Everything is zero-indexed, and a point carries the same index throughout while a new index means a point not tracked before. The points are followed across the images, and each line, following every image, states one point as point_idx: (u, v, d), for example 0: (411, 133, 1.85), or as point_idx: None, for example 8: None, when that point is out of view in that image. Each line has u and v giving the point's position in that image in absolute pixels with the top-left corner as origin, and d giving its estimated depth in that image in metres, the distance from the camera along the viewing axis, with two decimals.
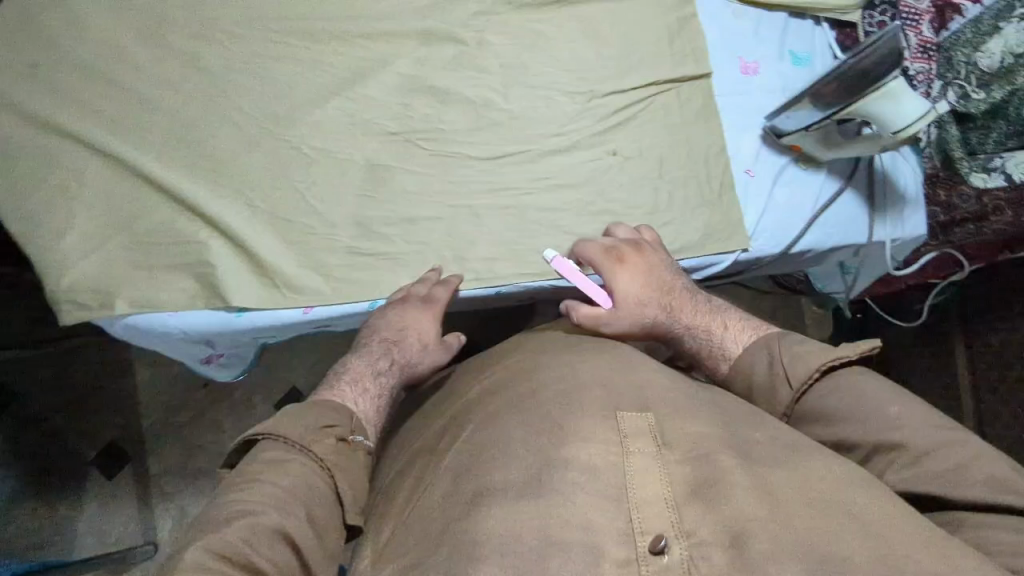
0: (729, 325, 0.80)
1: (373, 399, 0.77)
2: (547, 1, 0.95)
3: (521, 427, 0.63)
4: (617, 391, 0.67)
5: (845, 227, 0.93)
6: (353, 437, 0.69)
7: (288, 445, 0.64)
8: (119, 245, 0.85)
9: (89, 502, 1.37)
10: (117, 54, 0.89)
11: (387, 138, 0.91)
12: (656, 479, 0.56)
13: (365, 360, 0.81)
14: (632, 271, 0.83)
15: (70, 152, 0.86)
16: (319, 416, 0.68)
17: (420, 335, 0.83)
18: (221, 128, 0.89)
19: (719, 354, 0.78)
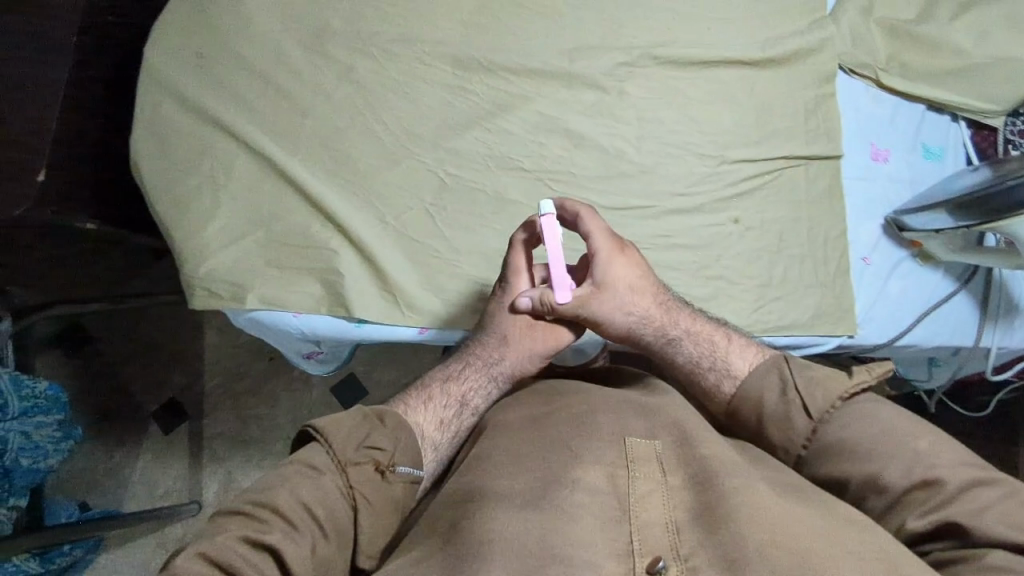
0: (730, 340, 0.77)
1: (439, 410, 0.74)
2: (691, 60, 0.96)
3: (533, 441, 0.66)
4: (623, 411, 0.69)
5: (954, 329, 0.95)
6: (398, 467, 0.65)
7: (331, 458, 0.63)
8: (256, 241, 0.89)
9: (145, 453, 1.42)
10: (278, 57, 0.93)
11: (519, 174, 0.94)
12: (656, 505, 0.57)
13: (437, 376, 0.78)
14: (627, 270, 0.77)
15: (223, 145, 0.90)
16: (369, 430, 0.66)
17: (499, 327, 0.80)
18: (364, 141, 0.92)
19: (723, 370, 0.74)
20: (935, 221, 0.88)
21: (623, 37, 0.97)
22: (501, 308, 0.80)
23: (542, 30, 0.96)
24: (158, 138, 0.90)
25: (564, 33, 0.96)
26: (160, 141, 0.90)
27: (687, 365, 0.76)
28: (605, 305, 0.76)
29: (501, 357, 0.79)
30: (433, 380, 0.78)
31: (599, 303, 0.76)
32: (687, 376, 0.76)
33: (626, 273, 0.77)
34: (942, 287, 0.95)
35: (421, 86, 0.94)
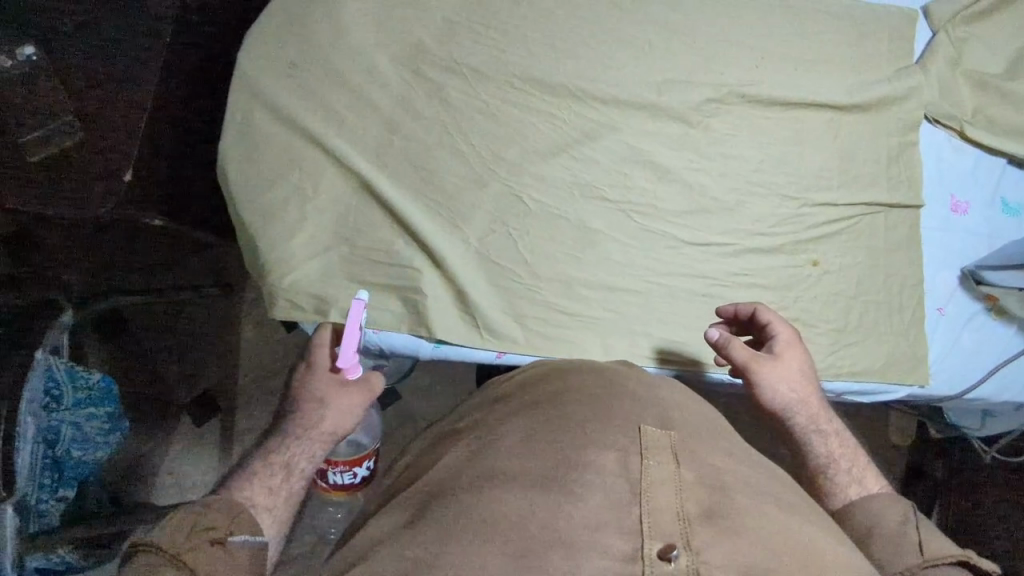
0: (859, 455, 0.82)
1: (267, 481, 0.68)
2: (778, 100, 0.97)
3: (546, 422, 0.65)
4: (643, 406, 0.68)
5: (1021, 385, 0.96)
6: (229, 539, 0.61)
7: (159, 553, 0.57)
8: (340, 255, 0.90)
9: (177, 440, 1.37)
10: (370, 72, 0.93)
11: (602, 204, 0.94)
12: (668, 491, 0.55)
13: (260, 454, 0.71)
14: (796, 360, 0.84)
15: (311, 157, 0.90)
16: (193, 519, 0.60)
17: (311, 392, 0.74)
18: (451, 161, 0.92)
19: (853, 480, 0.79)
20: (1009, 279, 0.91)
21: (711, 73, 0.97)
22: (309, 376, 0.75)
23: (632, 60, 0.96)
24: (247, 145, 0.90)
25: (654, 64, 0.97)
26: (249, 148, 0.90)
27: (819, 461, 0.81)
28: (774, 375, 0.81)
29: (318, 422, 0.73)
30: (261, 448, 0.72)
31: (770, 370, 0.81)
32: (816, 468, 0.81)
33: (800, 360, 0.83)
34: (1014, 344, 0.96)
35: (509, 111, 0.94)
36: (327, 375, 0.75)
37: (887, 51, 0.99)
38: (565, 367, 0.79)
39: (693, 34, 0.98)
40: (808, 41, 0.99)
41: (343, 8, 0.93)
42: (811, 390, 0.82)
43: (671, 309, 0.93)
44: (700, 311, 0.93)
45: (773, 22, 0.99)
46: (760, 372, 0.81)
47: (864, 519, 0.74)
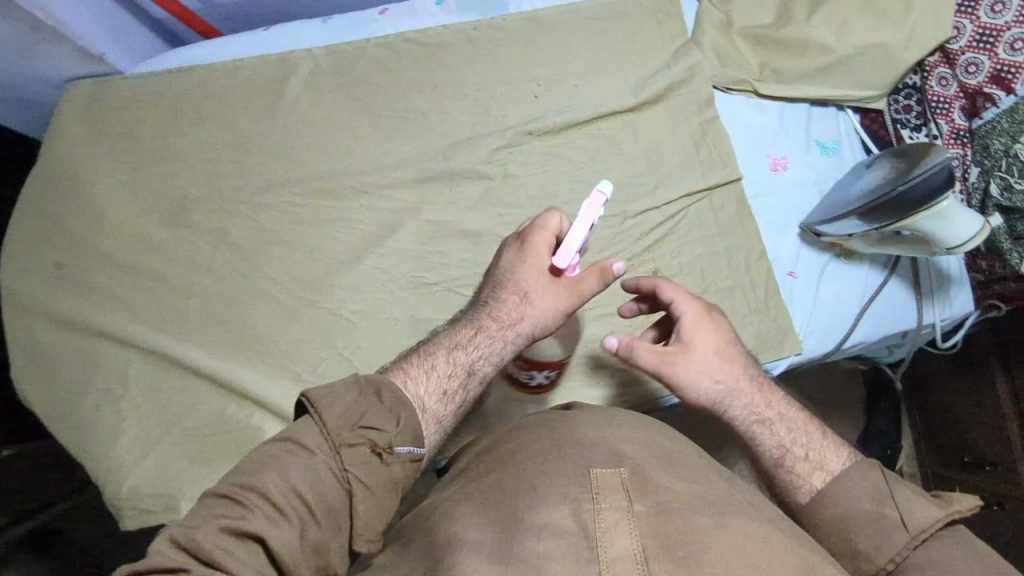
0: (821, 440, 0.71)
1: (440, 381, 0.67)
2: (567, 123, 0.93)
3: (502, 479, 0.64)
4: (589, 443, 0.66)
5: (895, 316, 0.93)
6: (393, 448, 0.59)
7: (321, 433, 0.57)
8: (173, 442, 0.84)
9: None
10: (143, 244, 0.87)
11: (426, 290, 0.89)
12: (625, 531, 0.56)
13: (449, 335, 0.71)
14: (714, 337, 0.73)
15: (109, 352, 0.85)
16: (364, 408, 0.59)
17: (521, 288, 0.72)
18: (261, 304, 0.87)
19: (816, 468, 0.69)
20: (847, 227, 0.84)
21: (493, 119, 0.93)
22: (522, 265, 0.73)
23: (413, 135, 0.92)
24: (40, 365, 0.84)
25: (434, 131, 0.92)
26: (44, 366, 0.84)
27: (771, 456, 0.70)
28: (689, 371, 0.72)
29: (517, 319, 0.72)
30: (443, 342, 0.70)
31: (683, 367, 0.72)
32: (769, 467, 0.70)
33: (712, 343, 0.73)
34: (873, 275, 0.93)
35: (301, 231, 0.89)
36: (542, 277, 0.72)
37: (660, 36, 0.96)
38: (527, 420, 0.74)
39: (462, 85, 0.93)
40: (581, 52, 0.95)
41: (95, 188, 0.88)
42: (740, 374, 0.73)
43: None
44: (560, 363, 0.89)
45: (539, 46, 0.95)
46: (677, 367, 0.72)
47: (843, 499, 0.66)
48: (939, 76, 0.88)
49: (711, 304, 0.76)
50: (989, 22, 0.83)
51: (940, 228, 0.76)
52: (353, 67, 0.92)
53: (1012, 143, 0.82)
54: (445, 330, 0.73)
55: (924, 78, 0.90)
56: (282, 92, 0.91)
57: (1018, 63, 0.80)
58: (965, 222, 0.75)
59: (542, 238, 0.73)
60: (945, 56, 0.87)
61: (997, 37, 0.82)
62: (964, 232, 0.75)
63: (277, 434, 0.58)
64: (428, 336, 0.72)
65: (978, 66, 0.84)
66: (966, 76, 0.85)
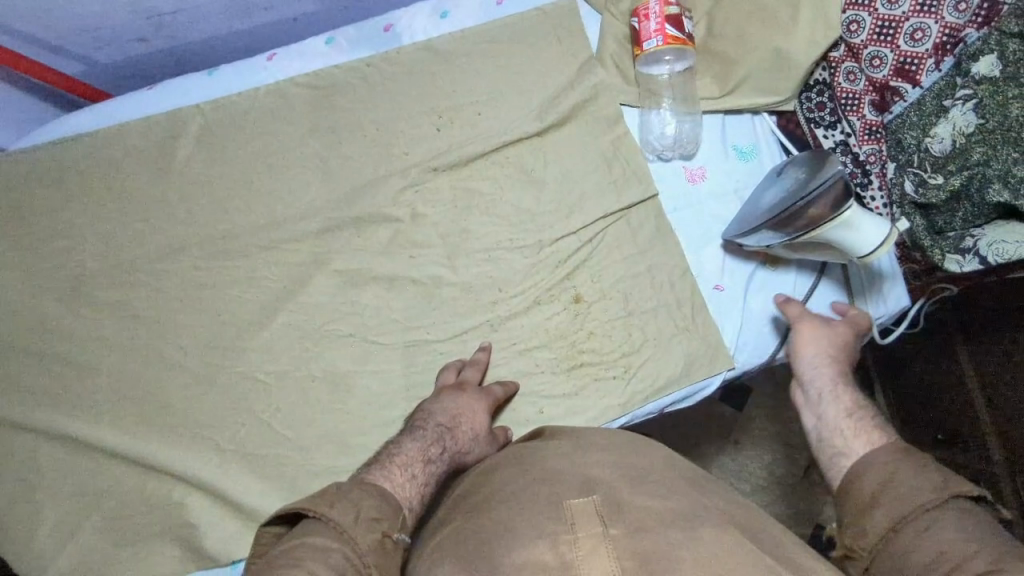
0: (862, 419, 0.68)
1: (420, 487, 0.68)
2: (472, 154, 0.91)
3: (491, 523, 0.59)
4: (561, 478, 0.63)
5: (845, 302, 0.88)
6: (397, 535, 0.61)
7: (336, 532, 0.58)
8: (94, 526, 0.82)
9: None
10: (43, 324, 0.84)
11: (342, 342, 0.86)
12: (603, 555, 0.52)
13: (410, 447, 0.72)
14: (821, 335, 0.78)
15: (18, 440, 0.82)
16: (362, 506, 0.61)
17: (474, 424, 0.78)
18: (171, 374, 0.85)
19: (855, 436, 0.67)
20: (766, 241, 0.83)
21: (396, 159, 0.91)
22: (463, 402, 0.79)
23: (315, 183, 0.89)
24: None
25: (337, 177, 0.90)
26: None
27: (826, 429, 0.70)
28: (804, 336, 0.78)
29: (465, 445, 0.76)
30: (406, 452, 0.72)
31: (809, 340, 0.78)
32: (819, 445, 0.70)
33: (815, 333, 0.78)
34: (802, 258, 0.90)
35: (207, 294, 0.86)
36: (483, 411, 0.80)
37: (561, 54, 0.94)
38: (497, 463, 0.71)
39: (362, 125, 0.91)
40: (480, 80, 0.93)
41: None
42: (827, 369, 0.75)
43: None
44: None
45: (437, 78, 0.93)
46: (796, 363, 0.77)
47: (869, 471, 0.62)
48: (847, 71, 0.87)
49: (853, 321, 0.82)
50: (887, 13, 0.81)
51: (850, 238, 0.76)
52: (247, 119, 0.90)
53: (932, 130, 0.82)
54: (393, 439, 0.75)
55: (831, 74, 0.88)
56: (174, 153, 0.88)
57: (920, 53, 0.81)
58: (869, 221, 0.75)
59: (473, 370, 0.84)
60: (850, 51, 0.86)
61: (896, 29, 0.81)
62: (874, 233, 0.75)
63: (287, 545, 0.56)
64: (378, 449, 0.73)
65: (881, 60, 0.83)
66: (871, 70, 0.85)
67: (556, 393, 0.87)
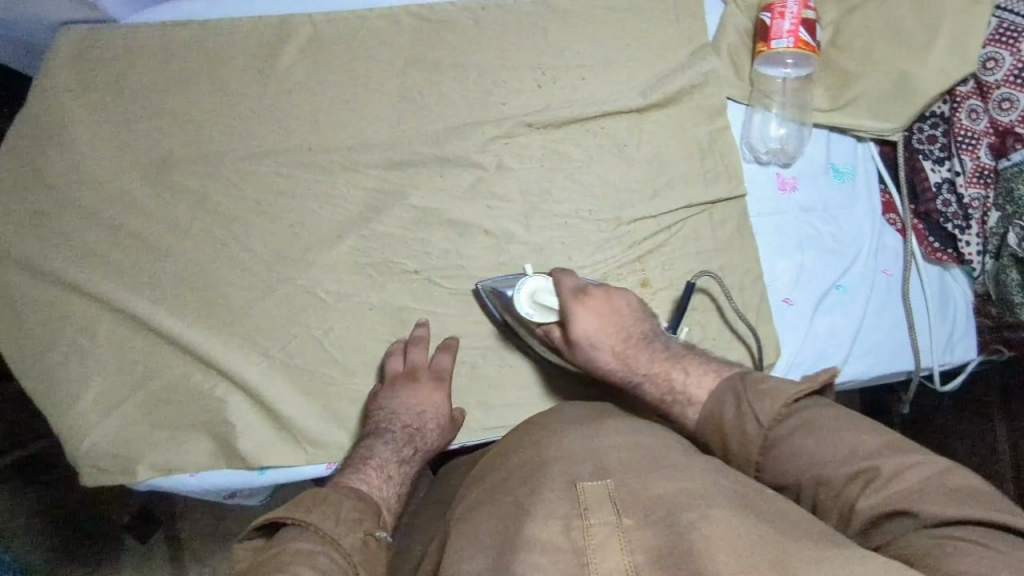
0: (690, 373, 0.73)
1: (396, 488, 0.77)
2: (569, 118, 0.89)
3: (508, 505, 0.60)
4: (574, 456, 0.63)
5: (941, 297, 0.89)
6: (379, 533, 0.69)
7: (320, 536, 0.64)
8: (137, 403, 0.83)
9: (124, 565, 1.25)
10: (123, 198, 0.85)
11: (406, 278, 0.87)
12: (616, 549, 0.53)
13: (371, 451, 0.78)
14: (595, 312, 0.79)
15: (80, 306, 0.84)
16: (340, 513, 0.67)
17: (434, 417, 0.82)
18: (235, 273, 0.85)
19: (685, 400, 0.71)
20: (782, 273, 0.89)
21: (492, 108, 0.90)
22: (420, 398, 0.81)
23: (408, 115, 0.89)
24: (14, 311, 0.84)
25: (430, 114, 0.89)
26: (14, 314, 0.84)
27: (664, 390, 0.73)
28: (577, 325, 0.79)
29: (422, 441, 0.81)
30: (371, 454, 0.78)
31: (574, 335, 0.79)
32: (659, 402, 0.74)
33: (585, 322, 0.79)
34: (894, 273, 0.89)
35: (284, 203, 0.87)
36: (439, 403, 0.83)
37: (677, 36, 0.92)
38: (517, 439, 0.71)
39: (465, 67, 0.90)
40: (591, 46, 0.91)
41: (78, 139, 0.86)
42: (613, 347, 0.78)
43: (503, 371, 0.87)
44: (528, 370, 0.87)
45: (549, 35, 0.91)
46: (572, 350, 0.81)
47: (706, 418, 0.68)
48: (970, 108, 0.84)
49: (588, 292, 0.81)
50: None
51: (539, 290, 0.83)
52: (354, 38, 0.89)
53: None
54: (360, 440, 0.81)
55: (953, 109, 0.86)
56: (277, 57, 0.88)
57: None
58: (531, 314, 0.82)
59: (441, 358, 0.85)
60: (979, 88, 0.83)
61: None
62: (546, 305, 0.82)
63: (273, 551, 0.62)
64: (348, 451, 0.80)
65: (1012, 103, 0.80)
66: (998, 112, 0.81)
67: None
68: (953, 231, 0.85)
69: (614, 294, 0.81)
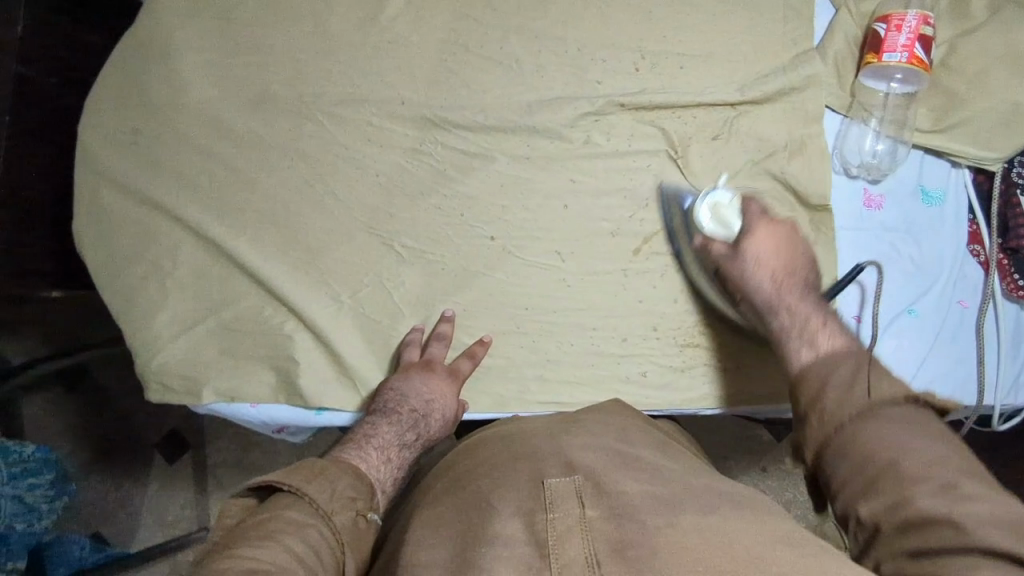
0: (825, 327, 0.70)
1: (394, 471, 0.76)
2: (663, 104, 0.89)
3: (471, 498, 0.62)
4: (546, 456, 0.64)
5: (1015, 337, 0.88)
6: (369, 514, 0.68)
7: (310, 506, 0.63)
8: (208, 328, 0.86)
9: (151, 481, 1.28)
10: (216, 127, 0.87)
11: (481, 243, 0.87)
12: (578, 538, 0.54)
13: (376, 429, 0.78)
14: (769, 236, 0.78)
15: (165, 228, 0.86)
16: (331, 486, 0.67)
17: (445, 409, 0.82)
18: (315, 215, 0.87)
19: (806, 341, 0.70)
20: (860, 286, 0.88)
21: (587, 85, 0.89)
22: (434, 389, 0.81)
23: (503, 80, 0.89)
24: (103, 223, 0.87)
25: (525, 83, 0.89)
26: (102, 226, 0.87)
27: (789, 325, 0.73)
28: (750, 240, 0.78)
29: (428, 429, 0.80)
30: (375, 431, 0.78)
31: (747, 245, 0.78)
32: (778, 334, 0.74)
33: (756, 240, 0.78)
34: (970, 305, 0.88)
35: (370, 152, 0.88)
36: (451, 397, 0.82)
37: (784, 35, 0.90)
38: (495, 436, 0.73)
39: (566, 39, 0.90)
40: (694, 35, 0.90)
41: (181, 65, 0.87)
42: (775, 273, 0.76)
43: (563, 349, 0.87)
44: (588, 349, 0.87)
45: (652, 18, 0.90)
46: (732, 263, 0.79)
47: (817, 373, 0.64)
48: None
49: (773, 219, 0.79)
50: None
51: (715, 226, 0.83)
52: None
53: None
54: (368, 418, 0.80)
55: None
56: (384, 7, 0.89)
57: None
58: (704, 221, 0.83)
59: (463, 360, 0.85)
60: None
61: None
62: (724, 221, 0.82)
63: (263, 517, 0.61)
64: (354, 425, 0.80)
65: None
66: None
67: (664, 362, 0.87)
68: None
69: (796, 239, 0.79)
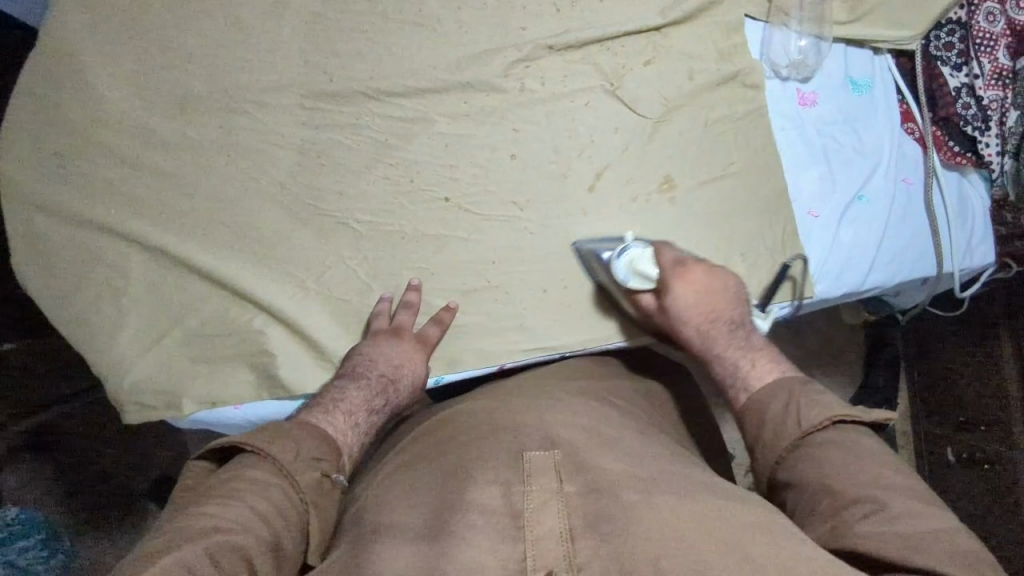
0: (759, 364, 0.75)
1: (361, 435, 0.75)
2: (590, 39, 0.89)
3: (465, 461, 0.63)
4: (523, 430, 0.66)
5: (960, 204, 0.92)
6: (335, 475, 0.67)
7: (273, 467, 0.63)
8: (175, 340, 0.84)
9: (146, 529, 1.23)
10: (145, 136, 0.84)
11: (436, 205, 0.87)
12: (551, 512, 0.55)
13: (343, 395, 0.77)
14: (689, 286, 0.79)
15: (110, 246, 0.84)
16: (300, 447, 0.66)
17: (413, 373, 0.82)
18: (263, 208, 0.85)
19: (742, 386, 0.74)
20: (808, 183, 0.91)
21: (512, 32, 0.89)
22: (400, 353, 0.81)
23: (428, 41, 0.88)
24: (44, 253, 0.84)
25: (450, 40, 0.88)
26: (45, 256, 0.84)
27: (727, 369, 0.76)
28: (680, 284, 0.79)
29: (396, 392, 0.81)
30: (342, 396, 0.77)
31: (674, 294, 0.80)
32: (721, 380, 0.76)
33: (682, 289, 0.79)
34: (914, 182, 0.91)
35: (308, 135, 0.86)
36: (420, 361, 0.83)
37: None
38: (485, 402, 0.74)
39: None
40: None
41: (95, 78, 0.84)
42: (699, 317, 0.79)
43: (536, 297, 0.87)
44: (561, 291, 0.88)
45: None
46: (662, 315, 0.82)
47: (756, 409, 0.70)
48: (986, 11, 0.88)
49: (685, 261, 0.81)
50: None
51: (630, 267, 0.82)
52: None
53: None
54: (332, 384, 0.80)
55: (969, 14, 0.90)
56: None
57: None
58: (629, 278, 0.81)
59: (431, 327, 0.85)
60: None
61: None
62: (642, 272, 0.81)
63: (224, 477, 0.62)
64: (318, 393, 0.79)
65: None
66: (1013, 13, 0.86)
67: None
68: (974, 133, 0.89)
69: (717, 275, 0.81)
